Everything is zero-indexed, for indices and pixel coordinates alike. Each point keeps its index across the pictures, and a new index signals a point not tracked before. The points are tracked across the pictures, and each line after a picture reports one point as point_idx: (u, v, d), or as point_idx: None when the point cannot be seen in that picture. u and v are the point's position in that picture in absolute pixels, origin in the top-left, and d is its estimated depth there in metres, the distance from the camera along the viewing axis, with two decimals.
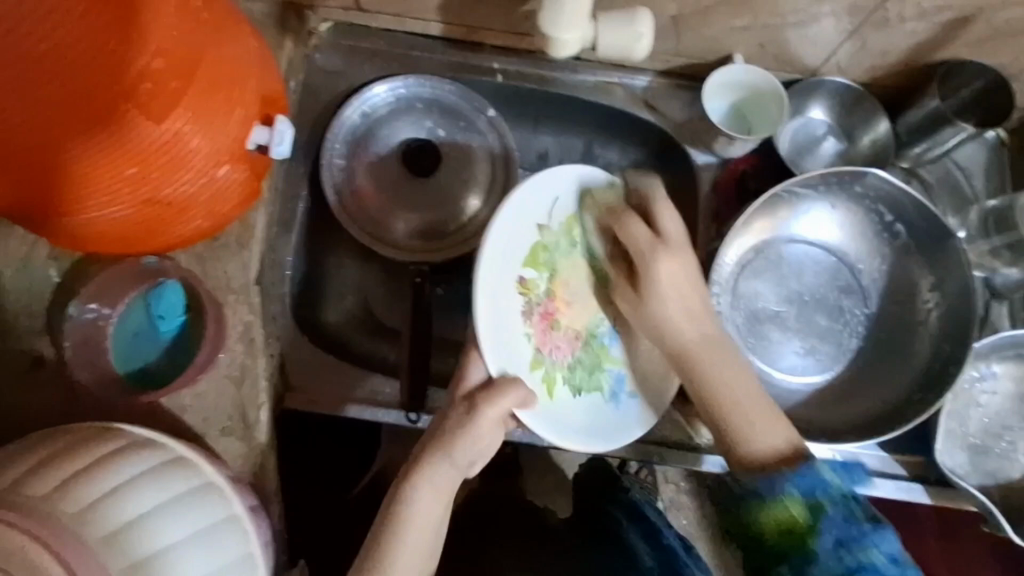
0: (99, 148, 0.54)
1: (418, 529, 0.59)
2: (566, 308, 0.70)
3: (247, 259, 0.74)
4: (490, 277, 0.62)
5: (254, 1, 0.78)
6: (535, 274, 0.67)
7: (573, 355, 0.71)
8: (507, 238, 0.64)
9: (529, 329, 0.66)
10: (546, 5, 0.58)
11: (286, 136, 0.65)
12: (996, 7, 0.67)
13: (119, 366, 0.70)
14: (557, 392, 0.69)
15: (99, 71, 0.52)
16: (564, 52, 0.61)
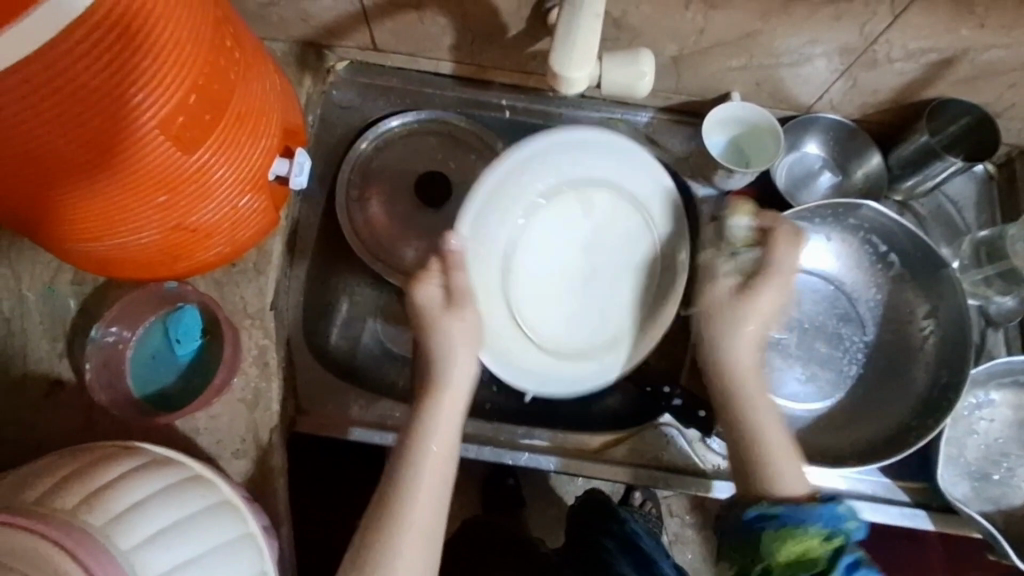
0: (133, 179, 0.57)
1: (441, 432, 0.68)
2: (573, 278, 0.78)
3: (263, 284, 0.76)
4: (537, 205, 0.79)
5: (277, 41, 0.86)
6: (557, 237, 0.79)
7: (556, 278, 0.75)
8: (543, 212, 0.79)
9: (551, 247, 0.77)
10: (556, 44, 0.61)
11: (305, 167, 0.71)
12: (979, 49, 0.71)
13: (137, 389, 0.72)
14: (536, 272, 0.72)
15: (136, 103, 0.53)
16: (570, 90, 0.64)
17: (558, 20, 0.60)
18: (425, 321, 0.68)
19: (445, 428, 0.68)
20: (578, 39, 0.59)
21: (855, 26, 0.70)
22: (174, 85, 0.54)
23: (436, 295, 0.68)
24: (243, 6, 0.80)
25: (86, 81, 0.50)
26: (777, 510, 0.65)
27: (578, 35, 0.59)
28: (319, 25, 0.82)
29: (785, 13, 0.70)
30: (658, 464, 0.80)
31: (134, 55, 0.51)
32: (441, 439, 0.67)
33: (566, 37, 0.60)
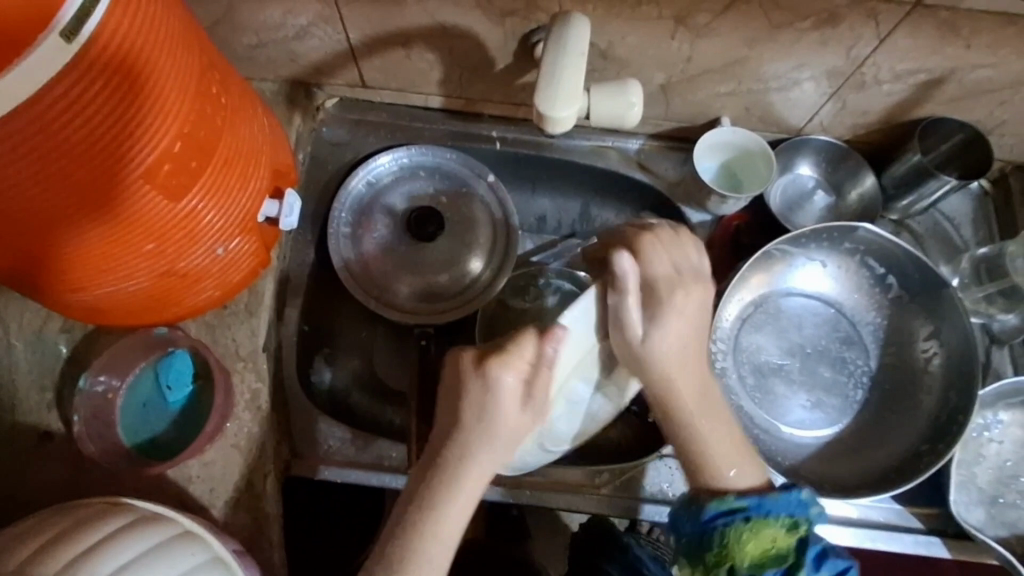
0: (118, 227, 0.56)
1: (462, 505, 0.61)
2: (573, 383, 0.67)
3: (255, 326, 0.76)
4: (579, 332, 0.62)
5: (266, 81, 0.87)
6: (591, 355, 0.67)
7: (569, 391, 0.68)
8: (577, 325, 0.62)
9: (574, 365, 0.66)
10: (541, 83, 0.60)
11: (295, 207, 0.71)
12: (967, 68, 0.71)
13: (128, 439, 0.70)
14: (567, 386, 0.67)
15: (123, 155, 0.53)
16: (558, 129, 0.62)
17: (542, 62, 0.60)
18: (490, 405, 0.59)
19: (472, 498, 0.61)
20: (564, 76, 0.59)
21: (842, 50, 0.71)
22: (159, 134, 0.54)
23: (512, 386, 0.59)
24: (233, 49, 0.81)
25: (69, 134, 0.49)
26: (743, 504, 0.63)
27: (565, 73, 0.59)
28: (308, 64, 0.83)
29: (770, 39, 0.70)
30: (663, 497, 0.78)
31: (118, 107, 0.51)
32: (456, 516, 0.60)
33: (551, 78, 0.60)
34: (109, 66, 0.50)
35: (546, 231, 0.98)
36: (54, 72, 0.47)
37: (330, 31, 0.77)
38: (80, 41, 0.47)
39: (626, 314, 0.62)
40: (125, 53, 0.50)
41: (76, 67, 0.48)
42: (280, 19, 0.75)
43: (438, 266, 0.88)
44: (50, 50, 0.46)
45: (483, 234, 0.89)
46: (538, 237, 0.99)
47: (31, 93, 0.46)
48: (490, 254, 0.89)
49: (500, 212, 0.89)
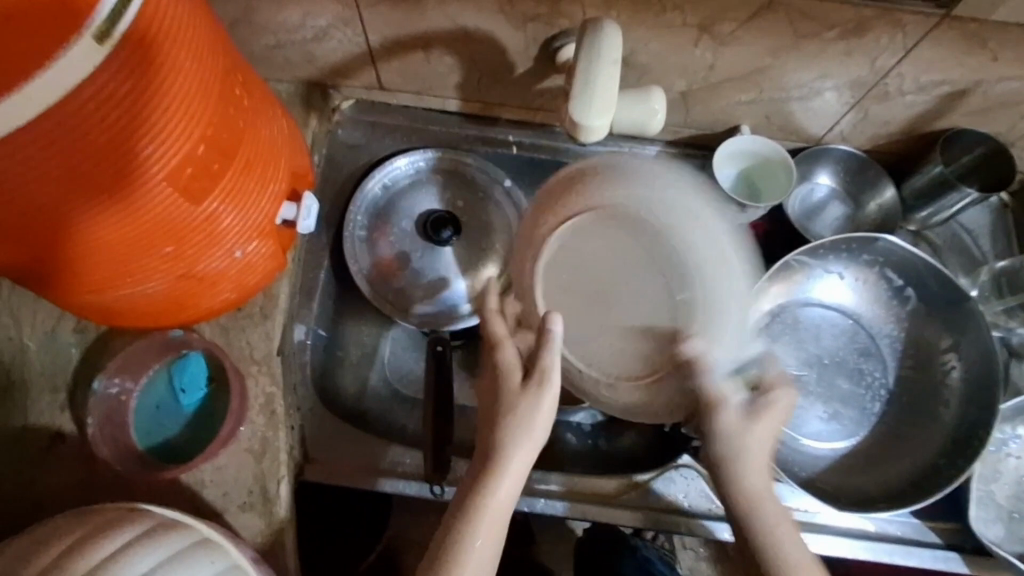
0: (139, 229, 0.56)
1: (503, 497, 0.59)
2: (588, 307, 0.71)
3: (269, 329, 0.75)
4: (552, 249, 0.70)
5: (283, 82, 0.86)
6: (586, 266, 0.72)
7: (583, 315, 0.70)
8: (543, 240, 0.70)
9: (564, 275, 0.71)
10: (575, 91, 0.59)
11: (312, 211, 0.71)
12: (992, 81, 0.70)
13: (141, 441, 0.70)
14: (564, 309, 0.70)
15: (144, 157, 0.52)
16: (590, 139, 0.62)
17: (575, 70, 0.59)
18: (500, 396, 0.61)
19: (511, 487, 0.59)
20: (598, 86, 0.58)
21: (867, 60, 0.70)
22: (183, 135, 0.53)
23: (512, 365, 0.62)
24: (250, 50, 0.80)
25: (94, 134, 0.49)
26: None
27: (598, 85, 0.58)
28: (325, 66, 0.83)
29: (794, 48, 0.70)
30: (679, 508, 0.77)
31: (145, 108, 0.50)
32: (499, 508, 0.58)
33: (585, 87, 0.59)
34: (137, 67, 0.49)
35: None
36: (84, 74, 0.46)
37: (349, 33, 0.76)
38: (111, 43, 0.47)
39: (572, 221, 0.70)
40: (153, 54, 0.50)
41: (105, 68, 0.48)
42: (299, 20, 0.75)
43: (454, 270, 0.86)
44: (82, 53, 0.45)
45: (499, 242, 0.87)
46: None
47: (59, 95, 0.46)
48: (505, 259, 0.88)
49: (516, 215, 0.88)
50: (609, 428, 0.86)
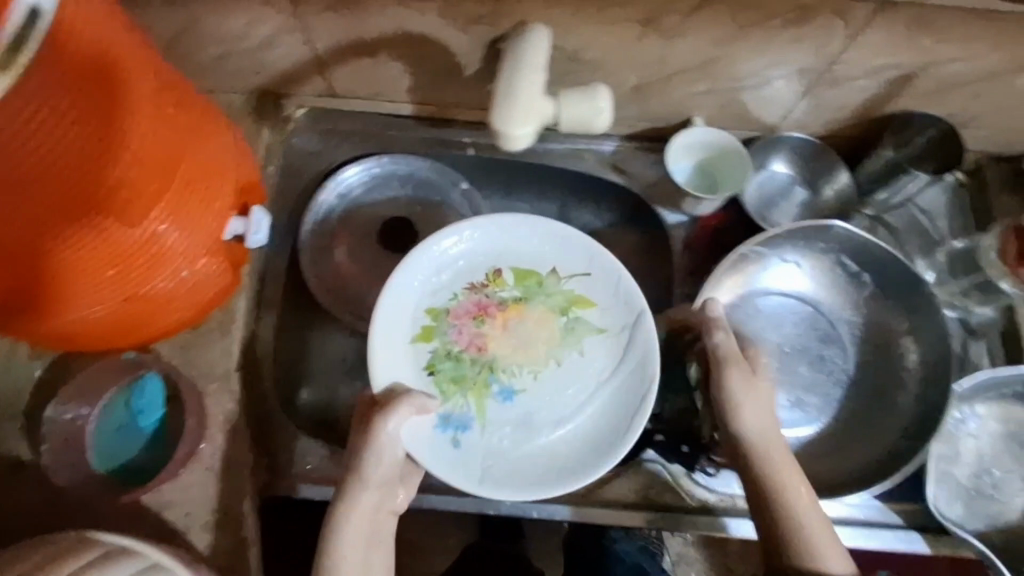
0: (78, 253, 0.55)
1: (357, 530, 0.64)
2: (501, 333, 0.75)
3: (229, 345, 0.75)
4: (407, 282, 0.74)
5: (234, 92, 0.85)
6: (507, 287, 0.77)
7: (467, 350, 0.75)
8: (432, 267, 0.76)
9: (461, 296, 0.76)
10: (498, 102, 0.58)
11: (263, 224, 0.69)
12: (940, 63, 0.71)
13: (99, 465, 0.69)
14: (441, 363, 0.74)
15: (78, 181, 0.52)
16: (518, 147, 0.60)
17: (499, 79, 0.59)
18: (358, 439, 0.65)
19: (362, 525, 0.64)
20: (521, 96, 0.58)
21: (815, 47, 0.70)
22: (131, 149, 0.54)
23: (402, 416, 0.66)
24: (196, 61, 0.79)
25: (48, 156, 0.50)
26: None
27: (519, 92, 0.58)
28: (275, 74, 0.81)
29: (741, 39, 0.69)
30: (648, 504, 0.77)
31: (87, 125, 0.51)
32: (353, 543, 0.64)
33: (508, 97, 0.58)
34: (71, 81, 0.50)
35: None
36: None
37: (296, 41, 0.75)
38: (14, 68, 0.46)
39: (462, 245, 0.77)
40: (80, 67, 0.50)
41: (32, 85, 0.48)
42: (244, 29, 0.74)
43: None
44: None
45: None
46: None
47: None
48: None
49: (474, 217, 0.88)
50: None
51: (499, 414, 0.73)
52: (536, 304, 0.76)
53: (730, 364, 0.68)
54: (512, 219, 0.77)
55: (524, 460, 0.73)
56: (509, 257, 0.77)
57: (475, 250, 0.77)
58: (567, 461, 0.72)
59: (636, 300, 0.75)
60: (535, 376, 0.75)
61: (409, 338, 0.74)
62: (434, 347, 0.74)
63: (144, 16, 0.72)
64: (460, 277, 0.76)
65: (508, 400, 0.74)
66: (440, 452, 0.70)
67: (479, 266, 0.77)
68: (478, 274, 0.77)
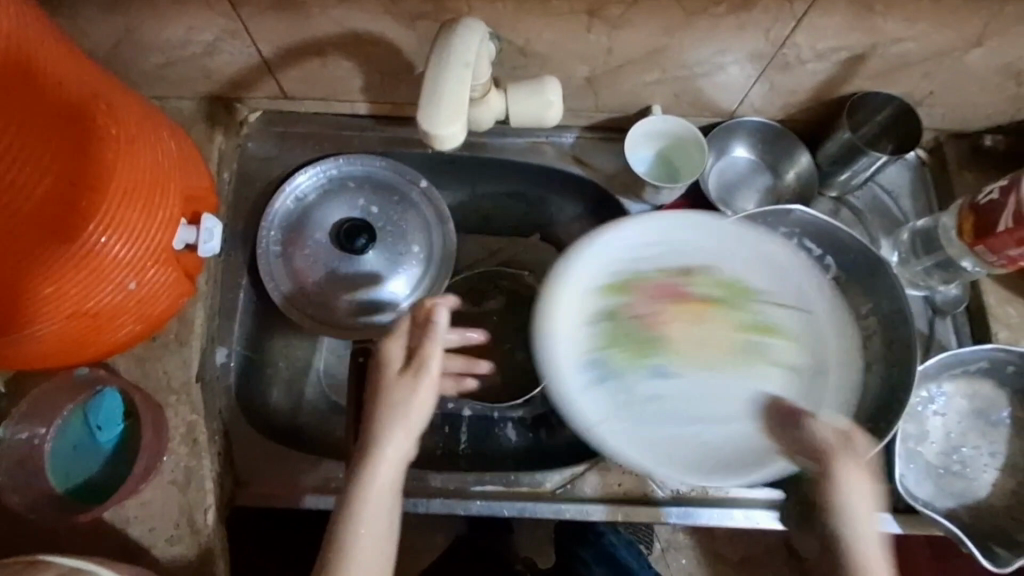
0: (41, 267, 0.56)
1: (378, 491, 0.61)
2: (672, 324, 0.65)
3: (187, 356, 0.74)
4: (586, 267, 0.65)
5: (184, 99, 0.84)
6: (697, 285, 0.66)
7: (648, 317, 0.65)
8: (624, 245, 0.66)
9: (652, 274, 0.66)
10: (424, 100, 0.57)
11: (214, 233, 0.68)
12: (888, 43, 0.70)
13: (58, 483, 0.68)
14: (585, 332, 0.63)
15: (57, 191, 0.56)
16: (449, 147, 0.59)
17: (427, 75, 0.58)
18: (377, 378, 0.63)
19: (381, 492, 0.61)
20: (447, 92, 0.56)
21: (762, 32, 0.69)
22: (89, 159, 0.57)
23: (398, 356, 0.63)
24: (140, 70, 0.78)
25: (22, 176, 0.54)
26: None
27: (444, 91, 0.56)
28: (223, 79, 0.80)
29: (688, 26, 0.69)
30: (617, 496, 0.77)
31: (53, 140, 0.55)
32: (376, 506, 0.60)
33: (434, 94, 0.57)
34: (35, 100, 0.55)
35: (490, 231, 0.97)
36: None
37: (239, 45, 0.74)
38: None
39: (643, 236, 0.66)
40: (50, 96, 0.56)
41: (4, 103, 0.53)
42: (185, 35, 0.72)
43: (375, 279, 0.84)
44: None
45: (417, 242, 0.85)
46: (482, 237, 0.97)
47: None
48: (428, 266, 0.85)
49: (435, 216, 0.86)
50: (551, 422, 0.86)
51: (629, 418, 0.62)
52: (721, 309, 0.66)
53: (839, 455, 0.59)
54: (677, 217, 0.67)
55: (693, 447, 0.63)
56: (671, 251, 0.67)
57: (669, 231, 0.67)
58: (677, 458, 0.62)
59: (833, 348, 0.67)
60: (686, 381, 0.64)
61: (579, 313, 0.64)
62: (614, 307, 0.64)
63: (79, 26, 0.70)
64: (641, 253, 0.66)
65: (660, 378, 0.64)
66: (620, 416, 0.62)
67: (680, 255, 0.67)
68: (687, 260, 0.67)
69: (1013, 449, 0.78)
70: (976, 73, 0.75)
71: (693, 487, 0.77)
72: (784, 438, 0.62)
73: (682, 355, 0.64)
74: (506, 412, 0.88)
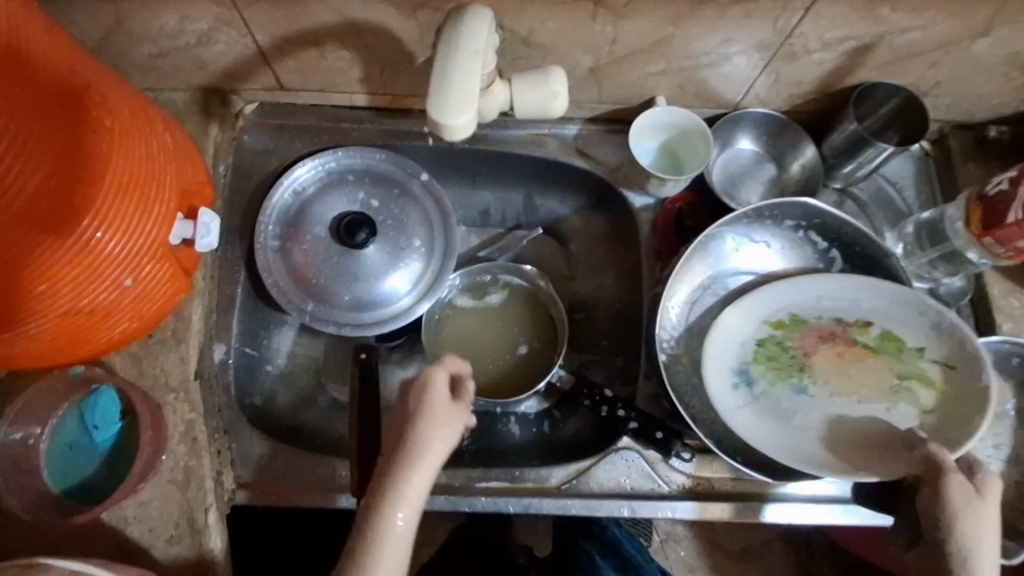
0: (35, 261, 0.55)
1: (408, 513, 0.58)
2: (830, 362, 0.78)
3: (184, 354, 0.72)
4: (768, 291, 0.80)
5: (177, 91, 0.82)
6: (870, 340, 0.78)
7: (811, 352, 0.78)
8: (788, 288, 0.79)
9: (826, 320, 0.79)
10: (433, 89, 0.56)
11: (211, 227, 0.67)
12: (895, 32, 0.69)
13: (55, 484, 0.67)
14: (818, 367, 0.78)
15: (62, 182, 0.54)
16: (460, 138, 0.58)
17: (434, 65, 0.57)
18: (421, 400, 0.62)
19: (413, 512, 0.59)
20: (454, 81, 0.55)
21: (769, 21, 0.68)
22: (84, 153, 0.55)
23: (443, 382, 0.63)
24: (133, 60, 0.76)
25: (22, 167, 0.52)
26: None
27: (454, 83, 0.55)
28: (218, 70, 0.78)
29: (694, 15, 0.68)
30: (622, 491, 0.76)
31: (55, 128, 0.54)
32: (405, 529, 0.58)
33: (442, 84, 0.56)
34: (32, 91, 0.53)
35: (490, 225, 0.96)
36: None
37: (234, 35, 0.72)
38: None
39: (819, 281, 0.79)
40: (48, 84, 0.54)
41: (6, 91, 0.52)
42: (178, 24, 0.70)
43: (376, 273, 0.81)
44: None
45: (418, 235, 0.84)
46: (483, 230, 0.96)
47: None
48: (428, 259, 0.84)
49: (437, 209, 0.85)
50: (555, 415, 0.87)
51: (787, 428, 0.76)
52: (891, 363, 0.76)
53: (955, 473, 0.62)
54: (853, 279, 0.78)
55: (804, 446, 0.75)
56: (848, 308, 0.78)
57: (827, 284, 0.79)
58: (811, 459, 0.74)
59: (984, 399, 0.71)
60: (830, 397, 0.77)
61: (765, 322, 0.79)
62: (775, 336, 0.79)
63: (69, 16, 0.68)
64: (803, 290, 0.79)
65: (803, 397, 0.77)
66: (754, 407, 0.77)
67: (858, 310, 0.78)
68: (852, 314, 0.78)
69: (1017, 441, 0.78)
70: (982, 63, 0.74)
71: (699, 481, 0.77)
72: (881, 460, 0.71)
73: (824, 381, 0.77)
74: (509, 408, 0.87)
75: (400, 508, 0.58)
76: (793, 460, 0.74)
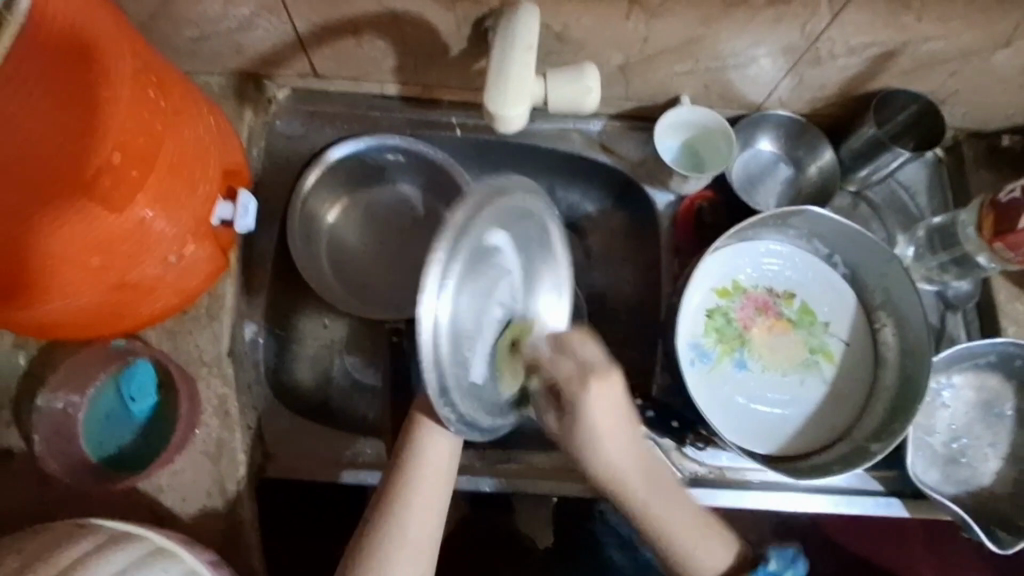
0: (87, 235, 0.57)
1: (430, 483, 0.69)
2: (762, 332, 0.85)
3: (218, 330, 0.74)
4: (716, 261, 0.85)
5: (213, 76, 0.84)
6: (794, 312, 0.86)
7: (745, 317, 0.85)
8: (730, 261, 0.85)
9: (757, 288, 0.86)
10: (490, 82, 0.60)
11: (249, 208, 0.71)
12: (919, 41, 0.72)
13: (92, 452, 0.69)
14: (751, 333, 0.84)
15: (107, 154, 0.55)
16: (510, 129, 0.61)
17: (490, 62, 0.60)
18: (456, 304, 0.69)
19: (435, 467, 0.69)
20: (508, 81, 0.59)
21: (797, 26, 0.70)
22: (134, 133, 0.56)
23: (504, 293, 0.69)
24: (173, 43, 0.78)
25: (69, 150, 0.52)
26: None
27: (509, 80, 0.59)
28: (255, 55, 0.80)
29: (726, 17, 0.70)
30: None
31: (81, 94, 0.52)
32: (426, 493, 0.69)
33: (498, 79, 0.59)
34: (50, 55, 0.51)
35: None
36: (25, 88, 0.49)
37: (275, 21, 0.74)
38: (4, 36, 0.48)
39: (764, 258, 0.86)
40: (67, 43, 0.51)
41: (23, 53, 0.49)
42: (221, 10, 0.72)
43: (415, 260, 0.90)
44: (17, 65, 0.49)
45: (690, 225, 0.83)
46: None
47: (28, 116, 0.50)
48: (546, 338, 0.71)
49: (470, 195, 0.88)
50: None
51: (725, 396, 0.82)
52: (803, 334, 0.85)
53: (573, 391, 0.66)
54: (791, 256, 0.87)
55: (747, 422, 0.82)
56: (778, 279, 0.86)
57: (766, 262, 0.86)
58: (744, 433, 0.81)
59: (918, 374, 0.79)
60: (760, 371, 0.83)
61: (711, 287, 0.85)
62: (719, 303, 0.84)
63: None
64: (746, 258, 0.86)
65: (741, 368, 0.83)
66: (702, 380, 0.82)
67: (785, 281, 0.86)
68: (780, 286, 0.86)
69: (1016, 441, 0.81)
70: (998, 73, 0.76)
71: (711, 469, 0.80)
72: (799, 431, 0.82)
73: (759, 354, 0.84)
74: None
75: (420, 485, 0.69)
76: (736, 434, 0.81)
